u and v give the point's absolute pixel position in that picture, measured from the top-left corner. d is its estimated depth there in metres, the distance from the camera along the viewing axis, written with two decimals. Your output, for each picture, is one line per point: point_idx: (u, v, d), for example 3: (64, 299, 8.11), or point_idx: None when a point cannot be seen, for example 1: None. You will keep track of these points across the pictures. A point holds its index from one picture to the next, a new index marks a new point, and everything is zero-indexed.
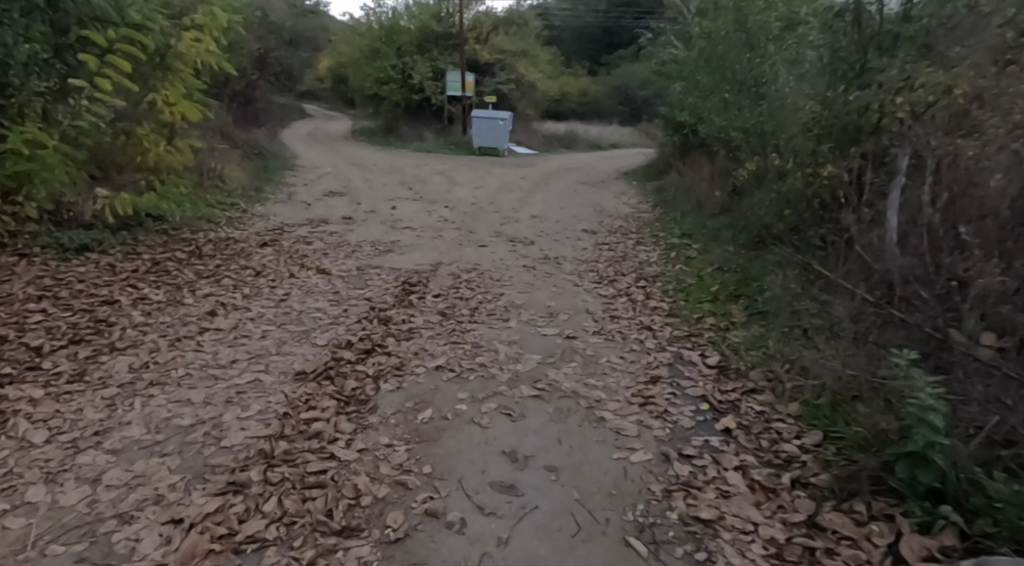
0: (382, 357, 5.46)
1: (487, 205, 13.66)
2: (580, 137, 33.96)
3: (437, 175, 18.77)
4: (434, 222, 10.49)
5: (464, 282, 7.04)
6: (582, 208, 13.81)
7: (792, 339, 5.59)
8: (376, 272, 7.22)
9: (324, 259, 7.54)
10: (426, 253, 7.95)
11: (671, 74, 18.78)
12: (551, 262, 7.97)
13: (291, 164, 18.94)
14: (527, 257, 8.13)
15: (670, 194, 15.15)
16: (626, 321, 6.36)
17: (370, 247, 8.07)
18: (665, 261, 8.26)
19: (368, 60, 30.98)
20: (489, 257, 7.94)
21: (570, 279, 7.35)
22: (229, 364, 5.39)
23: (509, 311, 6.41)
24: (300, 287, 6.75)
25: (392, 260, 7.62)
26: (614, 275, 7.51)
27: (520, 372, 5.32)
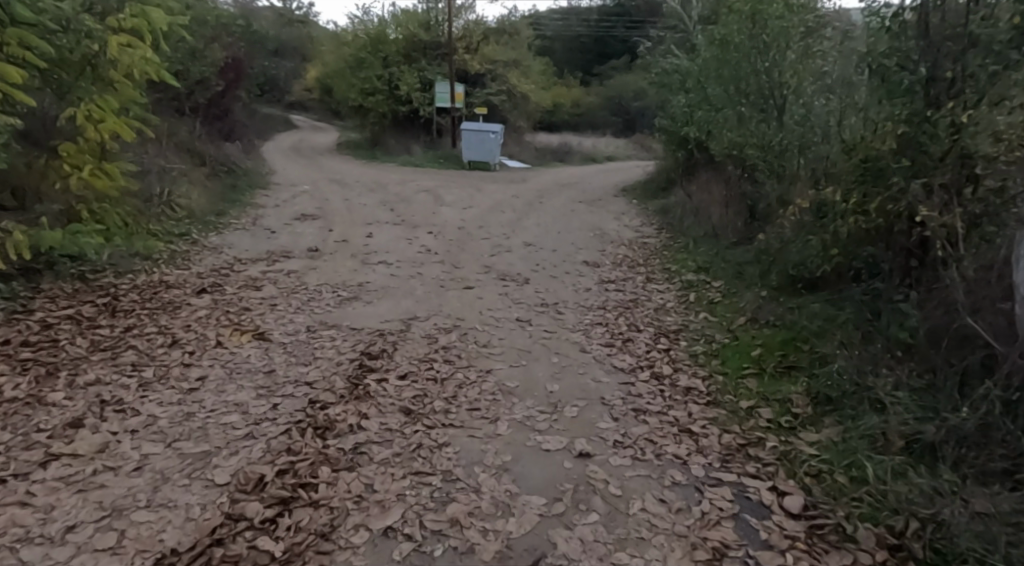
0: (307, 513, 3.97)
1: (475, 229, 12.36)
2: (574, 149, 32.80)
3: (422, 193, 17.50)
4: (413, 255, 9.16)
5: (439, 351, 5.69)
6: (581, 232, 12.55)
7: (903, 480, 4.17)
8: (329, 334, 5.90)
9: (268, 315, 6.21)
10: (395, 305, 6.55)
11: (672, 85, 17.60)
12: (549, 311, 6.67)
13: (266, 181, 17.67)
14: (520, 305, 6.79)
15: (676, 216, 13.98)
16: (646, 420, 4.96)
17: (334, 295, 6.72)
18: (685, 307, 7.00)
19: (353, 70, 29.77)
20: (473, 309, 6.56)
21: (574, 342, 6.02)
22: (63, 535, 3.78)
23: (498, 402, 5.05)
24: (223, 366, 5.40)
25: (356, 313, 6.31)
26: (630, 335, 6.19)
27: (513, 538, 3.83)
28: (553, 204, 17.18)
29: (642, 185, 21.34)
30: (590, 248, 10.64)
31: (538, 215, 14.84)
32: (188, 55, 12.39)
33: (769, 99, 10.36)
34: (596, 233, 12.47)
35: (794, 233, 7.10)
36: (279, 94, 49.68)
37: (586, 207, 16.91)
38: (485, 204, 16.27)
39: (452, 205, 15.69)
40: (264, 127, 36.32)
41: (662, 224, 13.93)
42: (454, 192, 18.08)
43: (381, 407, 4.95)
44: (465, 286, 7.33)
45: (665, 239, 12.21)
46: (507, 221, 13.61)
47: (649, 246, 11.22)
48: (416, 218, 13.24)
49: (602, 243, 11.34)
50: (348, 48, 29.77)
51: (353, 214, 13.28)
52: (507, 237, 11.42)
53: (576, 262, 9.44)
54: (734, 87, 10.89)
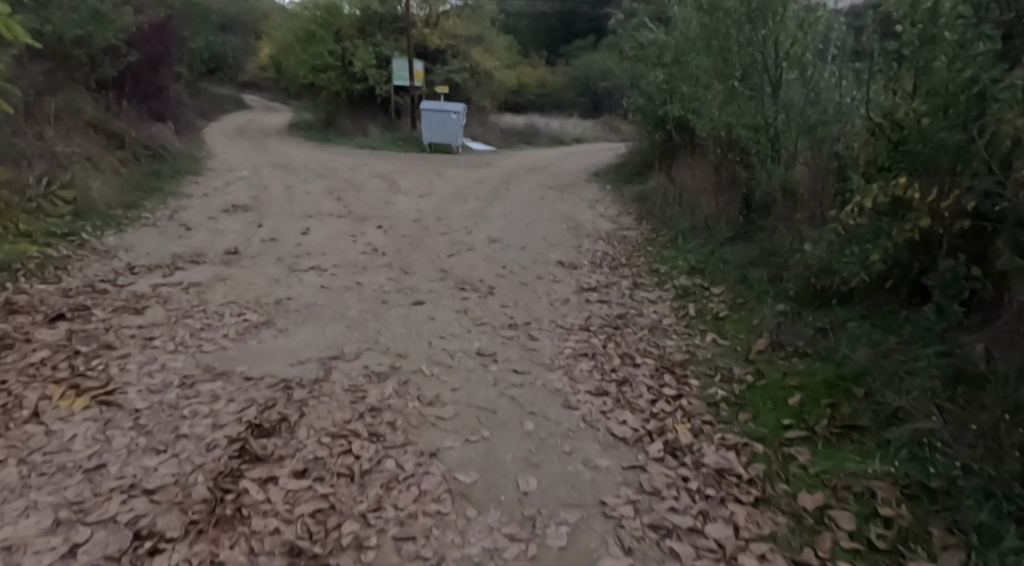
0: None
1: (433, 220, 10.96)
2: (540, 130, 31.42)
3: (377, 179, 15.98)
4: (356, 257, 7.72)
5: (364, 425, 4.21)
6: (552, 224, 11.22)
7: None
8: (210, 392, 4.42)
9: (133, 357, 4.75)
10: (316, 337, 5.09)
11: (646, 60, 16.31)
12: (519, 340, 5.30)
13: (201, 166, 15.99)
14: (480, 330, 5.41)
15: (655, 203, 12.74)
16: (668, 540, 3.54)
17: (247, 322, 5.29)
18: (687, 330, 5.70)
19: (302, 45, 27.79)
20: (421, 340, 5.15)
21: (554, 390, 4.67)
22: None
23: (449, 515, 3.58)
24: (47, 446, 3.92)
25: (263, 352, 4.87)
26: (627, 381, 4.85)
27: None
28: (519, 190, 15.83)
29: (614, 169, 20.10)
30: (561, 245, 9.32)
31: (502, 203, 13.49)
32: (67, 14, 10.93)
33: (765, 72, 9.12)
34: (568, 226, 11.18)
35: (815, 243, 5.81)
36: (229, 72, 47.28)
37: (556, 193, 15.57)
38: (446, 191, 14.86)
39: (407, 193, 14.19)
40: (210, 107, 34.24)
41: (642, 214, 12.69)
42: (412, 177, 16.63)
43: (276, 523, 3.48)
44: (415, 301, 5.95)
45: (646, 232, 10.95)
46: (468, 211, 12.21)
47: (631, 243, 9.92)
48: (366, 208, 11.79)
49: (576, 238, 10.03)
50: (297, 21, 27.77)
51: (294, 205, 11.78)
52: (468, 231, 10.05)
53: (546, 263, 8.12)
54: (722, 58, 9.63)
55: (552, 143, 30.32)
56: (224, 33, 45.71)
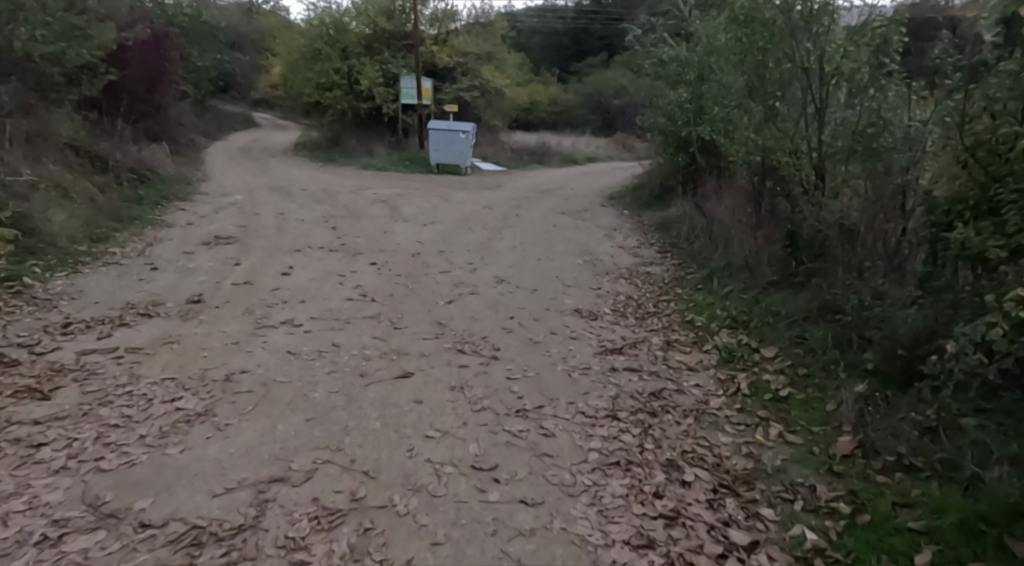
0: None
1: (435, 254, 9.87)
2: (552, 149, 30.46)
3: (378, 204, 14.96)
4: (339, 307, 6.63)
5: None
6: (567, 258, 10.11)
7: None
8: (100, 545, 3.25)
9: (10, 481, 3.64)
10: (257, 446, 3.94)
11: (667, 78, 15.27)
12: (529, 442, 4.14)
13: (193, 191, 15.05)
14: (478, 425, 4.27)
15: (682, 233, 11.62)
16: None
17: (177, 415, 4.19)
18: (738, 421, 4.54)
19: (307, 62, 26.96)
20: (399, 447, 4.00)
21: (575, 537, 3.46)
22: None
23: None
24: None
25: (192, 469, 3.74)
26: (678, 524, 3.60)
27: None
28: (532, 216, 14.74)
29: (631, 191, 19.02)
30: (578, 288, 8.21)
31: (512, 232, 12.41)
32: (36, 30, 9.91)
33: (812, 92, 8.04)
34: (585, 260, 10.06)
35: (911, 319, 4.64)
36: (238, 90, 46.76)
37: (571, 219, 14.48)
38: (453, 218, 13.80)
39: (410, 220, 13.15)
40: (215, 125, 33.52)
41: (667, 245, 11.55)
42: (417, 202, 15.60)
43: None
44: (400, 375, 4.84)
45: (673, 268, 9.82)
46: (475, 242, 11.13)
47: (658, 283, 8.81)
48: (362, 239, 10.74)
49: (594, 277, 8.92)
50: (301, 38, 26.96)
51: (283, 235, 10.75)
52: (473, 269, 8.95)
53: (561, 312, 7.01)
54: (759, 76, 8.56)
55: (564, 162, 29.36)
56: (232, 50, 45.25)
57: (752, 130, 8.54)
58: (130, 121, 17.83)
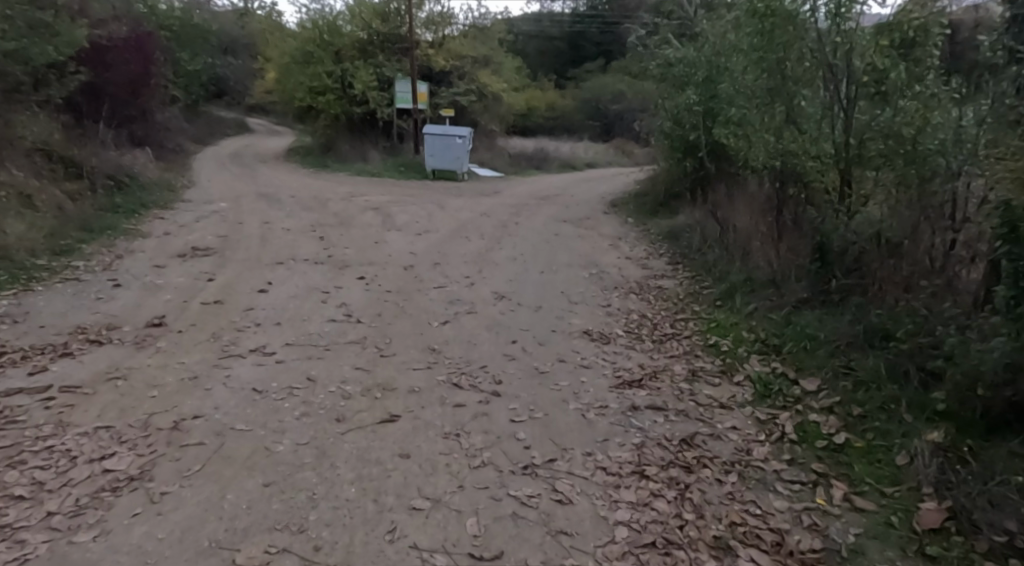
0: None
1: (429, 267, 9.15)
2: (551, 154, 29.80)
3: (370, 211, 14.22)
4: (320, 330, 5.90)
5: None
6: (572, 271, 9.39)
7: None
8: None
9: None
10: (198, 528, 3.16)
11: (671, 80, 14.68)
12: (543, 513, 3.39)
13: (177, 197, 14.27)
14: (478, 489, 3.54)
15: (693, 244, 10.91)
16: None
17: (103, 480, 3.46)
18: (791, 480, 3.81)
19: (299, 66, 26.22)
20: (380, 523, 3.25)
21: None
22: None
23: None
24: None
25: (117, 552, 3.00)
26: None
27: None
28: (532, 225, 14.02)
29: (634, 198, 18.34)
30: (584, 305, 7.49)
31: (511, 242, 11.69)
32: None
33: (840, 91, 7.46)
34: (592, 274, 9.34)
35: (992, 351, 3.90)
36: (232, 96, 46.05)
37: (572, 228, 13.78)
38: (448, 227, 13.09)
39: (403, 228, 12.43)
40: (206, 130, 32.79)
41: (678, 257, 10.83)
42: (411, 210, 14.88)
43: None
44: (385, 419, 4.12)
45: (687, 283, 9.10)
46: (472, 253, 10.42)
47: (673, 300, 8.08)
48: (352, 250, 10.00)
49: (603, 293, 8.19)
50: (293, 42, 26.25)
51: (266, 246, 10.01)
52: (470, 283, 8.22)
53: (568, 335, 6.28)
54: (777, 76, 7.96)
55: (563, 168, 28.69)
56: (225, 55, 44.59)
57: (771, 133, 7.92)
58: (113, 126, 17.04)
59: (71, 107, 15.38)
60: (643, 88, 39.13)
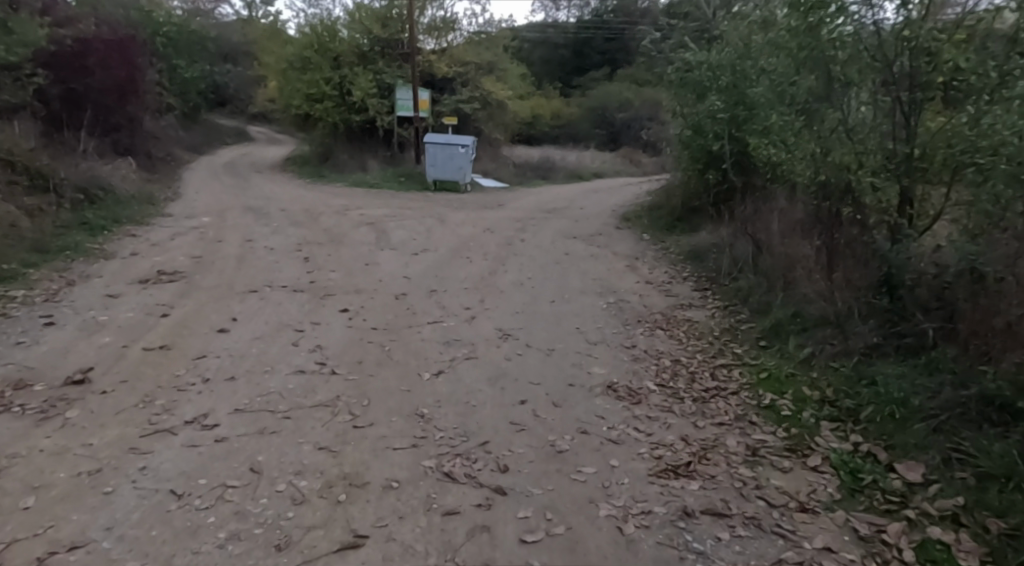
0: None
1: (426, 294, 8.04)
2: (557, 163, 28.75)
3: (365, 227, 13.12)
4: (282, 386, 4.76)
5: None
6: (588, 300, 8.28)
7: None
8: None
9: None
10: None
11: (691, 86, 13.70)
12: None
13: (159, 210, 13.11)
14: None
15: (722, 266, 9.81)
16: None
17: None
18: None
19: (296, 72, 25.12)
20: None
21: None
22: None
23: None
24: None
25: None
26: None
27: None
28: (540, 242, 12.90)
29: (648, 211, 17.22)
30: (605, 346, 6.38)
31: (519, 263, 10.57)
32: None
33: (904, 98, 6.62)
34: (610, 302, 8.22)
35: None
36: (234, 103, 45.13)
37: (584, 245, 12.67)
38: (450, 245, 11.97)
39: (398, 247, 11.33)
40: (201, 137, 31.71)
41: (705, 281, 9.72)
42: (409, 225, 13.77)
43: None
44: (347, 547, 3.04)
45: (720, 315, 8.00)
46: (474, 276, 9.29)
47: (708, 339, 6.98)
48: (339, 273, 8.91)
49: (626, 329, 7.08)
50: (289, 47, 25.19)
51: (244, 267, 8.88)
52: (472, 317, 7.11)
53: (589, 390, 5.16)
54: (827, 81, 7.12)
55: (570, 178, 27.60)
56: (224, 62, 43.67)
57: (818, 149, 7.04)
58: (94, 133, 15.95)
59: (44, 113, 14.32)
60: (651, 96, 38.23)
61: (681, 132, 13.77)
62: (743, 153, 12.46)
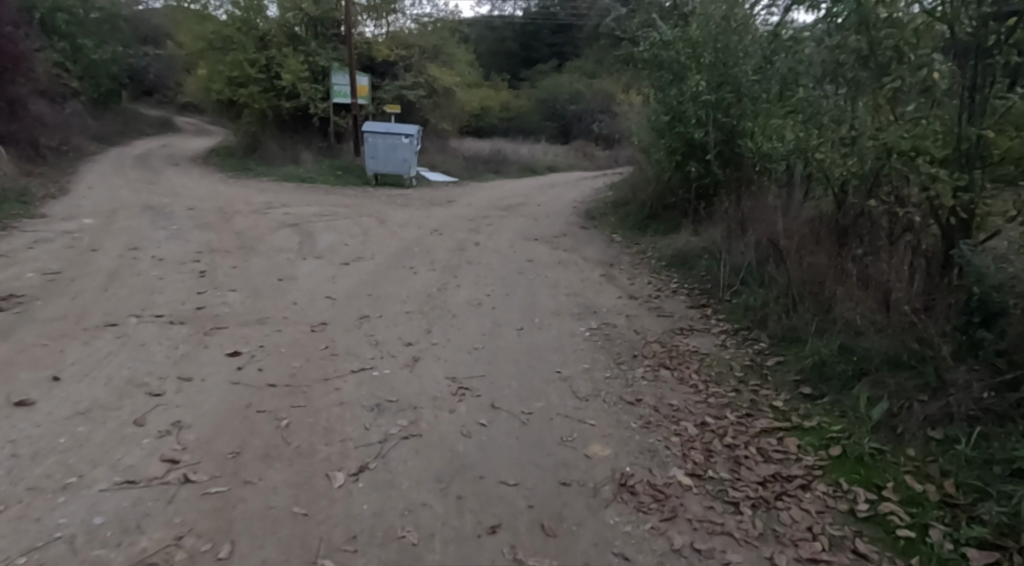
0: None
1: (354, 323, 6.11)
2: (508, 156, 26.92)
3: (289, 229, 11.11)
4: (83, 520, 2.88)
5: None
6: (565, 327, 6.50)
7: None
8: None
9: None
10: None
11: (657, 67, 12.02)
12: None
13: (30, 210, 10.78)
14: None
15: (720, 276, 8.12)
16: None
17: None
18: None
19: (217, 52, 22.60)
20: None
21: None
22: None
23: None
24: None
25: None
26: None
27: None
28: (498, 245, 11.09)
29: (613, 208, 15.55)
30: (602, 403, 4.60)
31: (473, 274, 8.73)
32: None
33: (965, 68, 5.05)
34: (592, 331, 6.47)
35: None
36: (162, 93, 42.65)
37: (548, 249, 10.90)
38: (390, 250, 10.05)
39: (325, 254, 9.35)
40: (116, 127, 28.78)
41: (702, 296, 8.02)
42: (342, 226, 11.79)
43: None
44: None
45: (735, 343, 6.29)
46: (418, 293, 7.41)
47: (732, 381, 5.27)
48: (241, 292, 6.94)
49: (623, 372, 5.32)
50: (208, 24, 22.65)
51: (112, 287, 6.81)
52: (415, 360, 5.23)
53: (595, 493, 3.38)
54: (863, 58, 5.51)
55: (523, 171, 25.86)
56: (146, 47, 40.48)
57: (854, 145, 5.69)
58: None
59: None
60: (603, 87, 36.77)
61: (654, 118, 12.12)
62: (731, 136, 10.87)
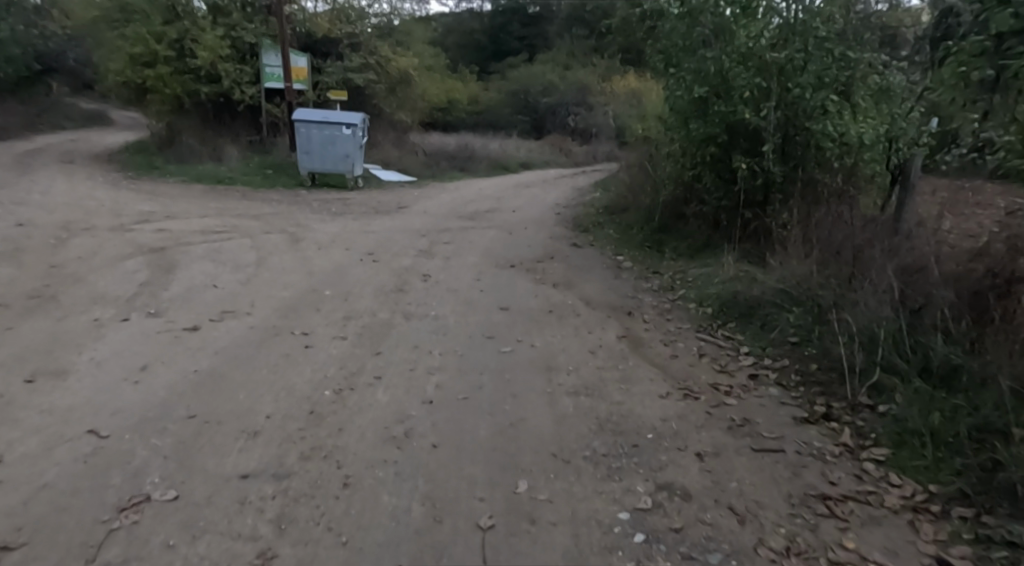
0: None
1: (82, 555, 2.58)
2: (476, 150, 23.31)
3: (142, 261, 7.57)
4: None
5: None
6: (587, 515, 2.99)
7: None
8: None
9: None
10: None
11: (665, 25, 8.48)
12: None
13: None
14: None
15: (837, 351, 4.65)
16: None
17: None
18: None
19: (117, 26, 19.25)
20: None
21: None
22: None
23: None
24: None
25: None
26: None
27: None
28: (457, 280, 7.63)
29: (609, 217, 12.07)
30: None
31: (411, 346, 5.20)
32: None
33: None
34: (652, 528, 2.92)
35: None
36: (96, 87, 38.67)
37: (529, 285, 7.52)
38: (285, 295, 6.54)
39: (169, 309, 5.83)
40: None
41: (811, 386, 4.55)
42: (230, 254, 8.25)
43: None
44: None
45: (969, 555, 2.87)
46: (288, 413, 3.88)
47: None
48: None
49: None
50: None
51: None
52: None
53: None
54: None
55: (493, 169, 22.36)
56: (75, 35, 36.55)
57: None
58: None
59: None
60: (579, 78, 33.30)
61: (668, 98, 8.55)
62: (797, 115, 7.45)
